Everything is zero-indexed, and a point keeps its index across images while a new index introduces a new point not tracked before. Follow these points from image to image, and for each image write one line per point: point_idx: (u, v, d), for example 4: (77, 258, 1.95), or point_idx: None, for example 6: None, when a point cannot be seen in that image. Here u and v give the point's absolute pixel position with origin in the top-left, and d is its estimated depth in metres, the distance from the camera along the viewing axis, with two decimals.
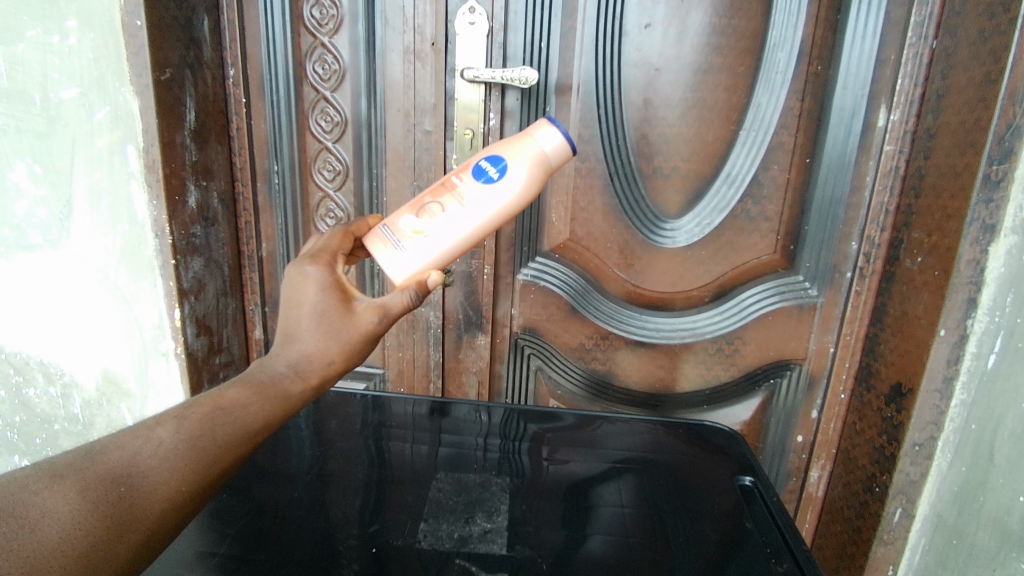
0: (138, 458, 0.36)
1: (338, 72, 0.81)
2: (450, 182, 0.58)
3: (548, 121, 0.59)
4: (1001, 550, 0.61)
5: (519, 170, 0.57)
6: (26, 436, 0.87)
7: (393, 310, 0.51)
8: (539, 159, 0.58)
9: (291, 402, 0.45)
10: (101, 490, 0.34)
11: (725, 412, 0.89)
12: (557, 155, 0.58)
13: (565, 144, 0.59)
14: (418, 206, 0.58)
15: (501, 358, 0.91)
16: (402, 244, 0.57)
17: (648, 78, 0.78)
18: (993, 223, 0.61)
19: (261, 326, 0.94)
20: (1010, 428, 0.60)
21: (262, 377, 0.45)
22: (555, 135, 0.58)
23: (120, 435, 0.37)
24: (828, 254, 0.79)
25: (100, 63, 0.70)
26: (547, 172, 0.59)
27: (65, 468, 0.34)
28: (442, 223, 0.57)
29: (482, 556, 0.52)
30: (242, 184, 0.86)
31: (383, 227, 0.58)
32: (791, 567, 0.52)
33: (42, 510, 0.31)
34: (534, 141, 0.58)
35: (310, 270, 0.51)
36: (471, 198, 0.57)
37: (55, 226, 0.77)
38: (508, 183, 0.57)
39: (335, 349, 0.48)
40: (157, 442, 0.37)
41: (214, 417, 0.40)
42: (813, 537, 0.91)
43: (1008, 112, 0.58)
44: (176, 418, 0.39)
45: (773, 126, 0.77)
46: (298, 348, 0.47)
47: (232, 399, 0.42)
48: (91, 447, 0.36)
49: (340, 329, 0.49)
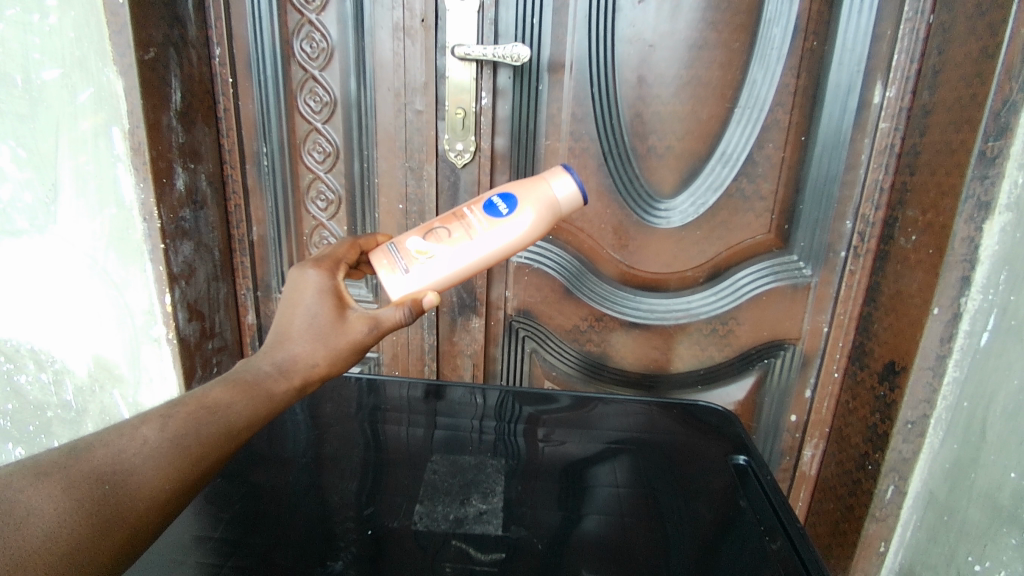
0: (123, 457, 0.36)
1: (326, 51, 0.80)
2: (461, 213, 0.60)
3: (563, 170, 0.61)
4: (992, 525, 0.61)
5: (530, 211, 0.58)
6: (19, 424, 0.86)
7: (384, 324, 0.51)
8: (550, 203, 0.59)
9: (274, 402, 0.44)
10: (86, 488, 0.34)
11: (719, 392, 0.89)
12: (567, 203, 0.60)
13: (577, 193, 0.60)
14: (428, 230, 0.58)
15: (496, 340, 0.91)
16: (405, 265, 0.57)
17: (643, 55, 0.77)
18: (987, 200, 0.61)
19: (254, 311, 0.93)
20: (1002, 405, 0.60)
21: (246, 376, 0.45)
22: (569, 183, 0.60)
23: (104, 433, 0.37)
24: (823, 233, 0.79)
25: (83, 43, 0.69)
26: (553, 218, 0.60)
27: (49, 466, 0.34)
28: (448, 250, 0.57)
29: (478, 537, 0.52)
30: (231, 166, 0.85)
31: (389, 246, 0.58)
32: (784, 544, 0.52)
33: (28, 508, 0.31)
34: (547, 185, 0.60)
35: (310, 276, 0.52)
36: (479, 229, 0.58)
37: (41, 211, 0.75)
38: (516, 219, 0.58)
39: (320, 353, 0.47)
40: (141, 441, 0.37)
41: (197, 416, 0.40)
42: (806, 515, 0.92)
43: (1005, 87, 0.58)
44: (160, 417, 0.39)
45: (769, 103, 0.76)
46: (287, 350, 0.47)
47: (216, 399, 0.42)
48: (75, 445, 0.36)
49: (329, 336, 0.48)
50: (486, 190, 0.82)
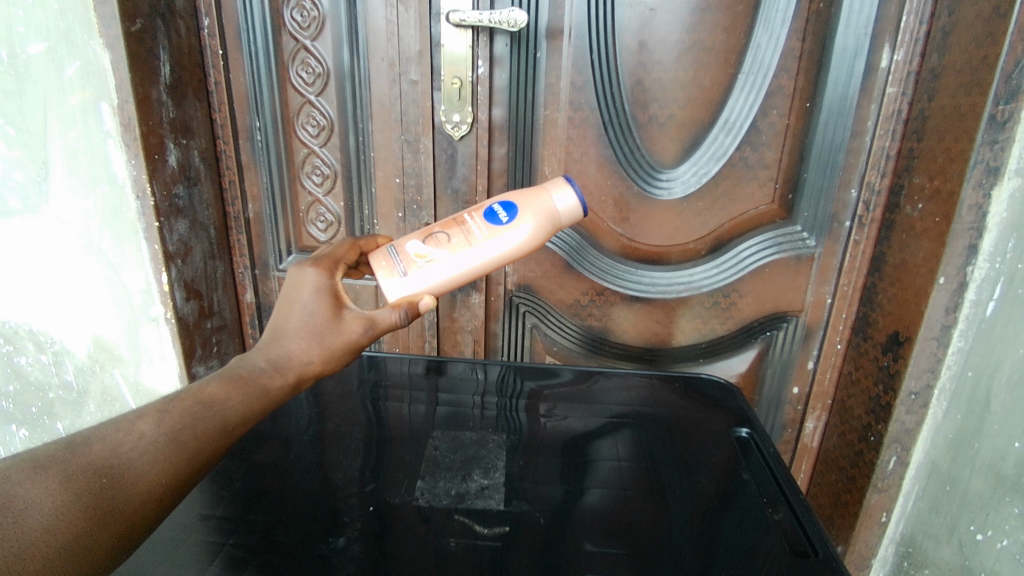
0: (120, 451, 0.36)
1: (318, 19, 0.78)
2: (461, 219, 0.59)
3: (565, 181, 0.60)
4: (994, 494, 0.61)
5: (530, 222, 0.57)
6: (22, 405, 0.85)
7: (380, 325, 0.51)
8: (549, 214, 0.58)
9: (269, 398, 0.44)
10: (83, 482, 0.33)
11: (721, 365, 0.89)
12: (568, 215, 0.59)
13: (578, 205, 0.59)
14: (428, 234, 0.58)
15: (497, 316, 0.90)
16: (404, 268, 0.56)
17: (644, 19, 0.75)
18: (997, 165, 0.60)
19: (252, 289, 0.92)
20: (1008, 374, 0.60)
21: (241, 371, 0.44)
22: (569, 196, 0.59)
23: (100, 428, 0.36)
24: (827, 202, 0.77)
25: (67, 15, 0.68)
26: (553, 229, 0.59)
27: (47, 459, 0.33)
28: (445, 254, 0.56)
29: (481, 512, 0.52)
30: (224, 142, 0.83)
31: (389, 248, 0.58)
32: (787, 515, 0.52)
33: (26, 500, 0.30)
34: (548, 196, 0.59)
35: (308, 274, 0.51)
36: (478, 236, 0.57)
37: (33, 190, 0.74)
38: (516, 229, 0.57)
39: (314, 351, 0.47)
40: (138, 436, 0.37)
41: (193, 411, 0.40)
42: (807, 486, 0.92)
43: (1017, 48, 0.56)
44: (157, 412, 0.38)
45: (773, 69, 0.74)
46: (282, 347, 0.46)
47: (212, 394, 0.41)
48: (72, 439, 0.35)
49: (325, 334, 0.48)
50: (484, 162, 0.81)
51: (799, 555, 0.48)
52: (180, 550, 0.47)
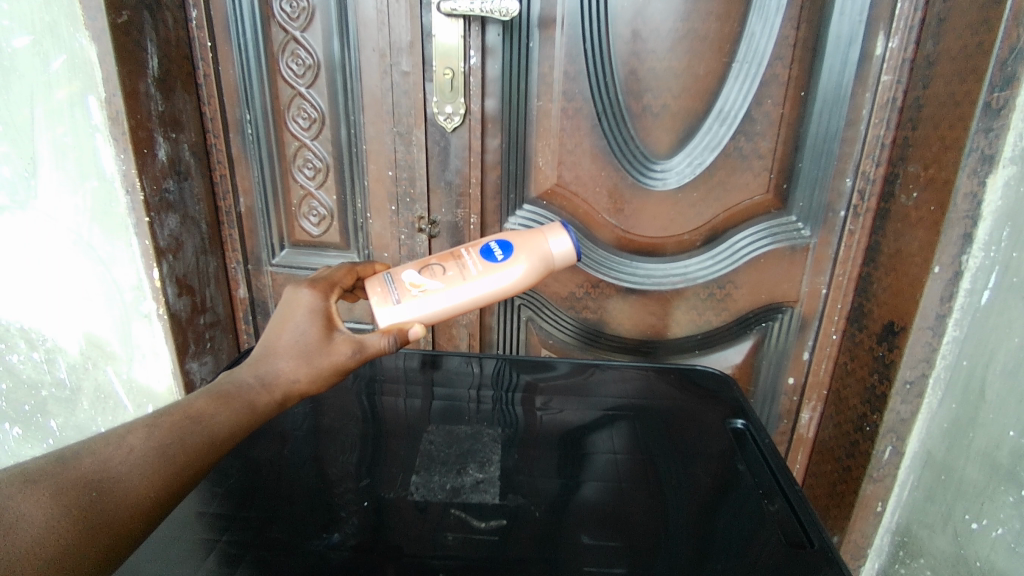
0: (109, 464, 0.35)
1: (307, 10, 0.77)
2: (458, 253, 0.59)
3: (561, 225, 0.60)
4: (991, 483, 0.61)
5: (524, 263, 0.57)
6: (16, 402, 0.86)
7: (369, 349, 0.49)
8: (544, 256, 0.58)
9: (256, 414, 0.43)
10: (73, 496, 0.33)
11: (717, 357, 0.88)
12: (562, 259, 0.59)
13: (573, 250, 0.59)
14: (424, 265, 0.57)
15: (492, 310, 0.90)
16: (399, 296, 0.56)
17: (637, 7, 0.74)
18: (991, 152, 0.59)
19: (246, 284, 0.91)
20: (1003, 362, 0.60)
21: (228, 386, 0.43)
22: (565, 241, 0.58)
23: (91, 441, 0.36)
24: (822, 192, 0.77)
25: (52, 7, 0.68)
26: (546, 271, 0.59)
27: (37, 473, 0.33)
28: (440, 286, 0.56)
29: (476, 506, 0.52)
30: (214, 134, 0.83)
31: (385, 276, 0.57)
32: (783, 506, 0.52)
33: (16, 513, 0.30)
34: (544, 240, 0.58)
35: (303, 294, 0.50)
36: (473, 272, 0.57)
37: (21, 185, 0.74)
38: (511, 268, 0.57)
39: (302, 370, 0.46)
40: (127, 450, 0.36)
41: (183, 425, 0.39)
42: (803, 477, 0.92)
43: (1012, 34, 0.56)
44: (146, 426, 0.38)
45: (767, 57, 0.74)
46: (271, 365, 0.46)
47: (200, 410, 0.41)
48: (63, 452, 0.35)
49: (315, 355, 0.47)
50: (477, 154, 0.80)
51: (796, 545, 0.47)
52: (175, 546, 0.46)
